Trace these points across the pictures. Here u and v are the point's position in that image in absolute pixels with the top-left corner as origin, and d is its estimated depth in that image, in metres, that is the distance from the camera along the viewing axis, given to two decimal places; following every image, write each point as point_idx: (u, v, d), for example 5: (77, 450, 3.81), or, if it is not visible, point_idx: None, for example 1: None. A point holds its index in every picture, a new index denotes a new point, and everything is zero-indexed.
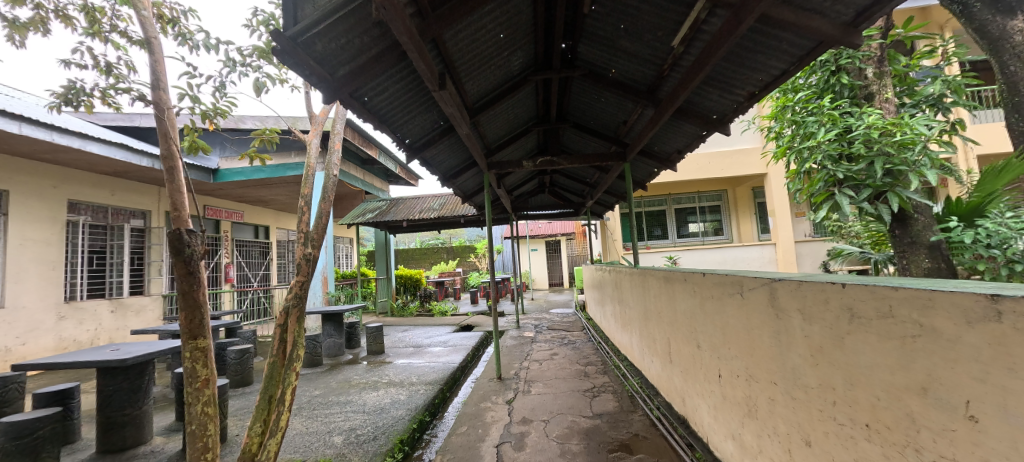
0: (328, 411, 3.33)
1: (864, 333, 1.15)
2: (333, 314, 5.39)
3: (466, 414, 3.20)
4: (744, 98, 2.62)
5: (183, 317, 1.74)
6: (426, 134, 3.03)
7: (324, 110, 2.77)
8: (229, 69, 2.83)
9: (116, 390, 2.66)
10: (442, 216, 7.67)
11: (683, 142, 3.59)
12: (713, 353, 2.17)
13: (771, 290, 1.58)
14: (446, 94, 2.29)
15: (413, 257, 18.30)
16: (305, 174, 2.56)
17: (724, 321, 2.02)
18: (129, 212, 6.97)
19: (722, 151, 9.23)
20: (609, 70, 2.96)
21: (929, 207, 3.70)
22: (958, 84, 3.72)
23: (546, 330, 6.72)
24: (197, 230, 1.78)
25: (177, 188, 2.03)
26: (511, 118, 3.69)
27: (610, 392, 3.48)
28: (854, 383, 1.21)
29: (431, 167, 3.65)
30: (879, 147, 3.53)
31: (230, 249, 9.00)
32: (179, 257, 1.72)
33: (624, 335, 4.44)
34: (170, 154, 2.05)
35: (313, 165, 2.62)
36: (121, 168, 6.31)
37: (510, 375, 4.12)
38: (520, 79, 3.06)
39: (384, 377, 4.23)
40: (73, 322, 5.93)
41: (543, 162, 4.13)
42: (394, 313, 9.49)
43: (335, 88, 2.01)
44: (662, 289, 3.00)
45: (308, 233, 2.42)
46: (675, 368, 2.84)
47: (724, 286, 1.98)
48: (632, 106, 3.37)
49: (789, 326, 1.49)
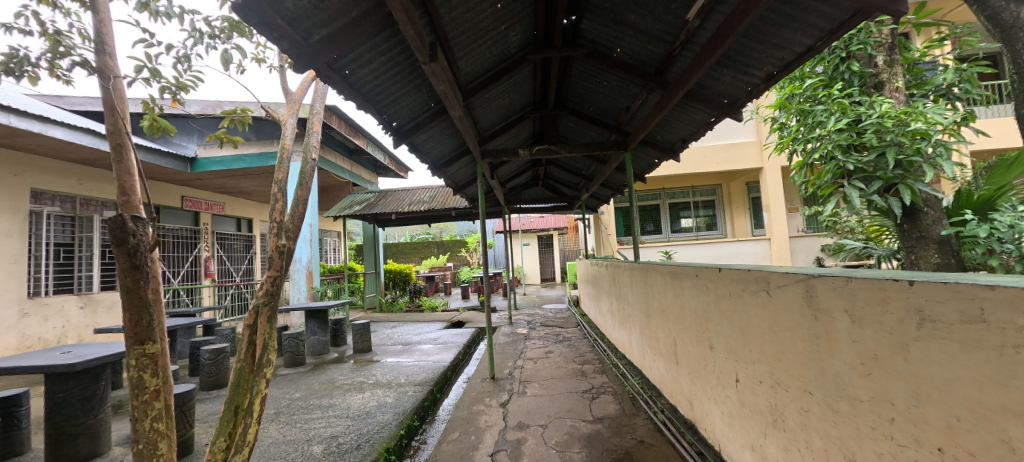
0: (309, 416, 3.10)
1: (939, 341, 0.95)
2: (317, 310, 5.12)
3: (457, 419, 2.99)
4: (761, 80, 2.43)
5: (127, 319, 1.50)
6: (416, 117, 2.80)
7: (301, 87, 2.51)
8: (195, 40, 2.54)
9: (66, 398, 2.39)
10: (431, 208, 7.41)
11: (688, 131, 3.40)
12: (729, 355, 1.99)
13: (808, 288, 1.39)
14: (438, 67, 2.04)
15: (403, 251, 18.00)
16: (279, 156, 2.31)
17: (744, 321, 1.83)
18: (99, 203, 6.59)
19: (717, 145, 9.10)
20: (614, 50, 2.75)
21: (939, 200, 3.57)
22: (971, 73, 3.54)
23: (539, 326, 6.54)
24: (144, 218, 1.51)
25: (126, 169, 1.76)
26: (507, 103, 3.46)
27: (610, 394, 3.29)
28: (922, 400, 1.01)
29: (421, 154, 3.42)
30: (891, 138, 3.38)
31: (210, 243, 8.65)
32: (121, 249, 1.46)
33: (622, 333, 4.25)
34: (118, 130, 1.77)
35: (289, 146, 2.37)
36: (91, 155, 5.94)
37: (505, 375, 3.91)
38: (518, 58, 2.84)
39: (370, 378, 3.99)
40: (38, 319, 5.58)
41: (540, 151, 3.93)
42: (382, 308, 9.23)
43: (310, 56, 1.77)
44: (667, 285, 2.81)
45: (283, 222, 2.17)
46: (682, 369, 2.66)
47: (746, 283, 1.79)
48: (636, 91, 3.17)
49: (832, 330, 1.29)
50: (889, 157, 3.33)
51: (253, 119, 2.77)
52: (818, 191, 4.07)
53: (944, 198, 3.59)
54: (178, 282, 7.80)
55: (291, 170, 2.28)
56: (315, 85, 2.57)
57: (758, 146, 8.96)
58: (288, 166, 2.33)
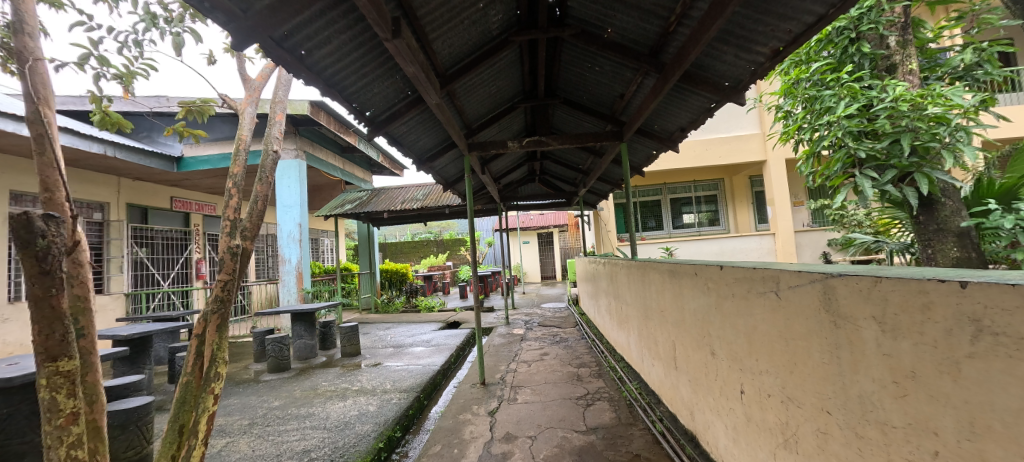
0: (284, 428, 2.91)
1: (1003, 359, 0.75)
2: (303, 313, 4.92)
3: (441, 429, 2.78)
4: (766, 57, 2.21)
5: (35, 332, 1.29)
6: (391, 105, 2.61)
7: (261, 74, 2.33)
8: (146, 25, 2.34)
9: (10, 415, 2.20)
10: (425, 206, 7.21)
11: (687, 119, 3.19)
12: (733, 363, 1.78)
13: (826, 290, 1.18)
14: (404, 45, 1.82)
15: (402, 250, 17.85)
16: (235, 149, 2.13)
17: (749, 324, 1.62)
18: (84, 204, 6.41)
19: (719, 137, 8.84)
20: (605, 29, 2.53)
21: (958, 189, 3.34)
22: (992, 53, 3.33)
23: (536, 327, 6.32)
24: (58, 216, 1.24)
25: (48, 164, 1.53)
26: (493, 91, 3.26)
27: (605, 400, 3.09)
28: (977, 432, 0.80)
29: (401, 147, 3.22)
30: (905, 123, 3.15)
31: (201, 244, 8.49)
32: (26, 252, 1.21)
33: (621, 334, 4.04)
34: (39, 119, 1.53)
35: (247, 138, 2.20)
36: (72, 156, 5.75)
37: (495, 380, 3.70)
38: (501, 41, 2.62)
39: (355, 384, 3.79)
40: (19, 325, 5.41)
41: (530, 143, 3.72)
42: (378, 309, 9.04)
43: (250, 29, 1.56)
44: (665, 284, 2.60)
45: (237, 221, 1.97)
46: (681, 374, 2.45)
47: (752, 283, 1.57)
48: (629, 76, 2.96)
49: (856, 340, 1.09)
50: (904, 143, 3.10)
51: (214, 111, 2.60)
52: (826, 182, 3.84)
53: (963, 187, 3.38)
54: (168, 285, 7.64)
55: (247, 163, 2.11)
56: (278, 73, 2.40)
57: (762, 138, 8.69)
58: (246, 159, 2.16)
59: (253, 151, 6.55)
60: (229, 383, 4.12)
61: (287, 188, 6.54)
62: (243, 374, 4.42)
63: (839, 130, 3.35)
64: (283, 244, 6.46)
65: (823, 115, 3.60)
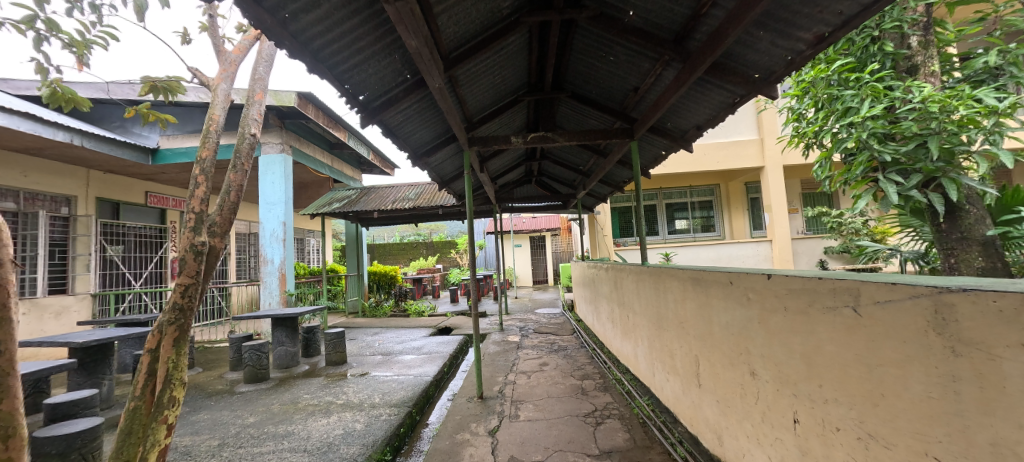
0: (259, 449, 2.59)
1: None
2: (284, 318, 4.55)
3: (437, 451, 2.49)
4: (808, 45, 2.00)
5: None
6: (386, 89, 2.33)
7: (240, 46, 2.04)
8: None
9: None
10: (417, 206, 6.90)
11: (705, 115, 2.98)
12: (782, 386, 1.54)
13: (938, 309, 0.95)
14: (406, 9, 1.55)
15: (390, 252, 17.43)
16: (204, 132, 1.89)
17: (808, 342, 1.38)
18: (48, 197, 5.95)
19: (717, 142, 8.72)
20: (626, 12, 2.30)
21: (983, 196, 3.18)
22: (1019, 55, 3.16)
23: (532, 334, 6.06)
24: None
25: None
26: (498, 80, 3.00)
27: (616, 419, 2.83)
28: None
29: (396, 138, 2.95)
30: (932, 125, 2.98)
31: (178, 242, 8.03)
32: None
33: (626, 343, 3.81)
34: None
35: (219, 119, 1.94)
36: (35, 144, 5.31)
37: (494, 394, 3.42)
38: (511, 22, 2.37)
39: (340, 397, 3.47)
40: None
41: (535, 138, 3.48)
42: (365, 313, 8.67)
43: None
44: (687, 292, 2.37)
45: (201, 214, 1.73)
46: (706, 394, 2.21)
47: (814, 295, 1.35)
48: (647, 67, 2.74)
49: (990, 375, 0.86)
50: (932, 145, 2.93)
51: (182, 90, 2.30)
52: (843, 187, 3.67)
53: (986, 194, 3.23)
54: (140, 285, 7.16)
55: (217, 147, 1.85)
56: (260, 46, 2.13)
57: (760, 144, 8.59)
58: (216, 143, 1.92)
59: (225, 146, 6.20)
60: (200, 395, 3.76)
61: (270, 184, 6.16)
62: (216, 385, 4.06)
63: (862, 132, 3.16)
64: (265, 244, 6.10)
65: (843, 117, 3.44)
